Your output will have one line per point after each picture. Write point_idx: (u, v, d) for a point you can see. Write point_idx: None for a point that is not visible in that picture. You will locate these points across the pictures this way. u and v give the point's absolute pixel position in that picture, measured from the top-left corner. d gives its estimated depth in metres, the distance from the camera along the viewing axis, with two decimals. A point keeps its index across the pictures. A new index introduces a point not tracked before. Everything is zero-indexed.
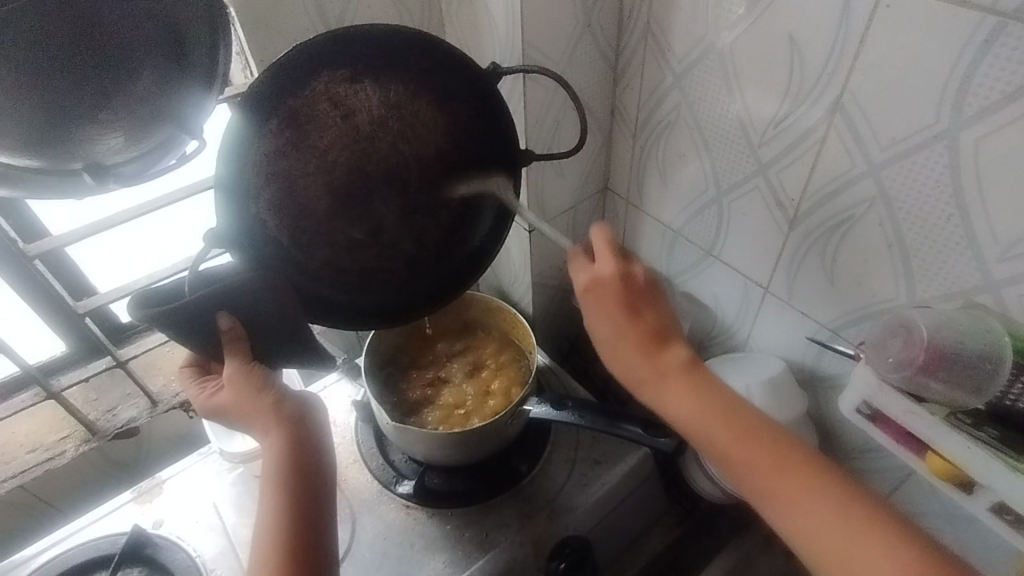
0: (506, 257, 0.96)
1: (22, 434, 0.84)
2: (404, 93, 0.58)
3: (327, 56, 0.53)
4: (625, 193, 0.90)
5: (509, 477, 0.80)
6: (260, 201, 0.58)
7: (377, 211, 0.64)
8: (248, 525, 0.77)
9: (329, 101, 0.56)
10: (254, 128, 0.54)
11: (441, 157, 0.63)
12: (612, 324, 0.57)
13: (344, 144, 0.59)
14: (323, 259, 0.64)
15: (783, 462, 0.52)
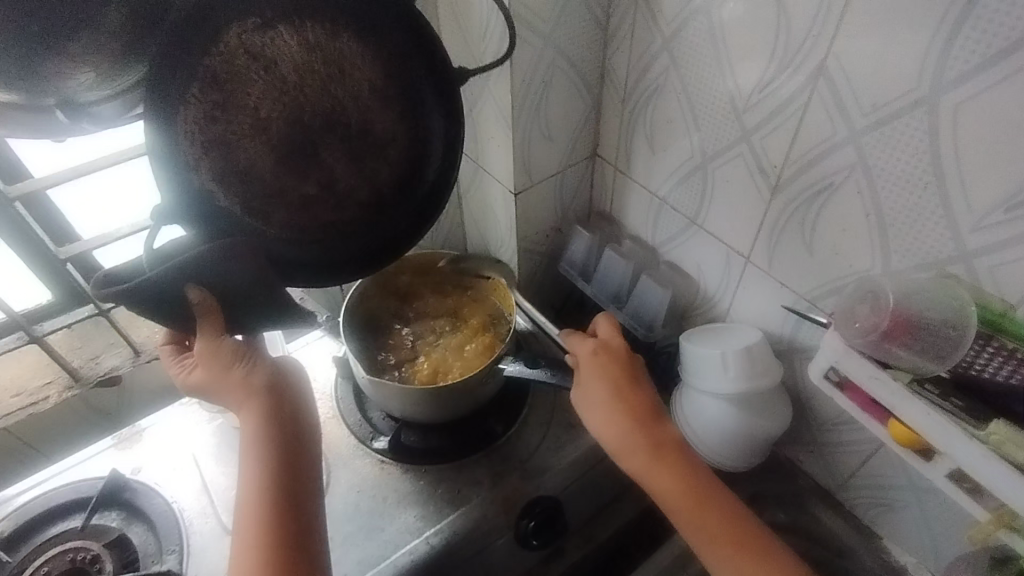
0: (493, 221, 0.96)
1: (7, 378, 0.85)
2: (322, 32, 0.59)
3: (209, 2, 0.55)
4: (613, 159, 0.89)
5: (484, 437, 0.81)
6: (202, 173, 0.64)
7: (326, 165, 0.66)
8: (226, 475, 0.79)
9: (243, 53, 0.58)
10: (175, 95, 0.58)
11: (379, 94, 0.63)
12: (597, 391, 0.66)
13: (273, 97, 0.61)
14: (280, 225, 0.68)
15: (715, 522, 0.59)
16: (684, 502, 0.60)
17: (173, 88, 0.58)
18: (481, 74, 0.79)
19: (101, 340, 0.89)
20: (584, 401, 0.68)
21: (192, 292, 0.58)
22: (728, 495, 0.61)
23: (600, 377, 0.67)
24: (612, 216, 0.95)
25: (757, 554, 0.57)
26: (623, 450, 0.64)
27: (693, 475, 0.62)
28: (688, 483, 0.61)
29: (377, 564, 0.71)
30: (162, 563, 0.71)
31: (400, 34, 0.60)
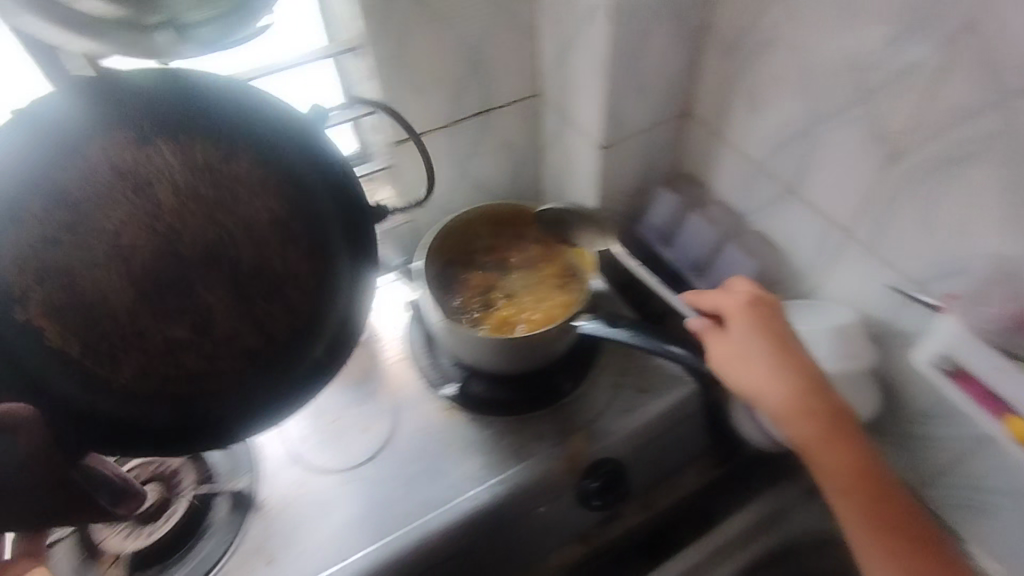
0: (574, 176, 0.93)
1: None
2: (213, 151, 0.54)
3: (174, 88, 0.52)
4: (707, 119, 0.84)
5: (552, 393, 0.80)
6: (73, 279, 0.52)
7: (200, 304, 0.56)
8: (298, 406, 0.81)
9: (172, 188, 0.54)
10: (28, 145, 0.50)
11: (277, 222, 0.58)
12: (755, 352, 0.65)
13: (140, 224, 0.54)
14: (127, 377, 0.56)
15: (863, 485, 0.60)
16: (839, 463, 0.61)
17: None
18: (578, 19, 0.75)
19: None
20: (729, 363, 0.66)
21: (34, 326, 0.52)
22: (880, 467, 0.62)
23: (758, 336, 0.65)
24: (699, 180, 0.91)
25: (907, 531, 0.59)
26: (782, 409, 0.63)
27: (851, 446, 0.62)
28: (857, 457, 0.61)
29: (439, 506, 0.72)
30: (234, 483, 0.73)
31: (267, 140, 0.55)
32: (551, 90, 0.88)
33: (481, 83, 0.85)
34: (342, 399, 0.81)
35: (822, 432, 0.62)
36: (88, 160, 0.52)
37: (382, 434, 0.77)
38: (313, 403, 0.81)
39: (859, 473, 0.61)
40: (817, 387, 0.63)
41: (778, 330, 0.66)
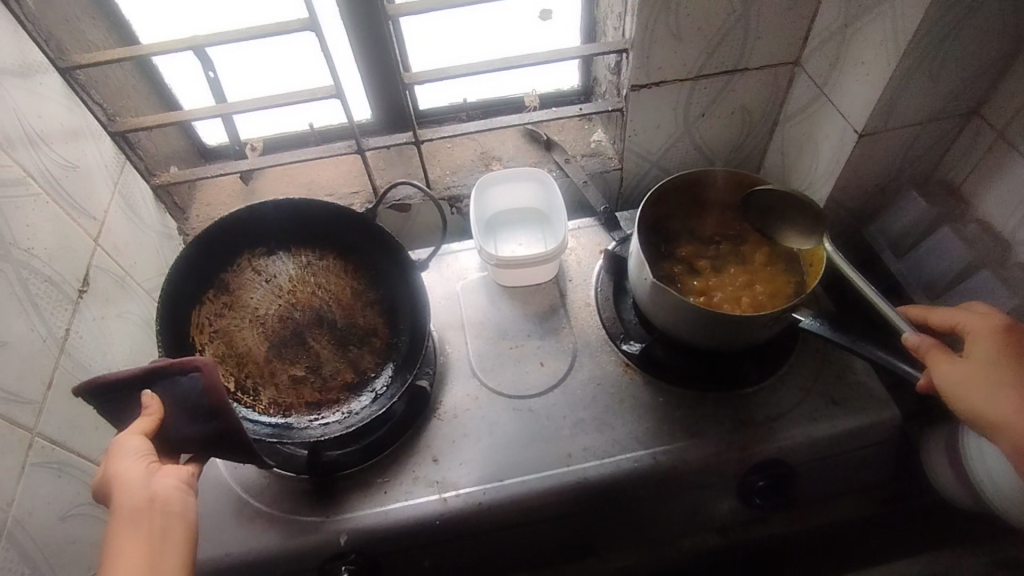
0: (812, 158, 0.85)
1: (327, 178, 0.97)
2: (312, 255, 0.76)
3: (301, 223, 0.75)
4: (1001, 124, 0.73)
5: (736, 380, 0.76)
6: (207, 343, 0.68)
7: (311, 352, 0.73)
8: (481, 325, 0.84)
9: (290, 284, 0.74)
10: (194, 266, 0.70)
11: (358, 295, 0.76)
12: (1005, 386, 0.53)
13: (271, 300, 0.73)
14: (269, 403, 0.70)
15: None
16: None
17: (196, 264, 0.70)
18: None
19: (401, 169, 0.97)
20: (976, 400, 0.54)
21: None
22: None
23: (1013, 371, 0.54)
24: (962, 191, 0.80)
25: None
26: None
27: None
28: None
29: (602, 457, 0.72)
30: (416, 379, 0.78)
31: (346, 252, 0.77)
32: (816, 59, 0.80)
33: (740, 39, 0.79)
34: (524, 329, 0.83)
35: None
36: (210, 272, 0.71)
37: (557, 372, 0.78)
38: (496, 326, 0.83)
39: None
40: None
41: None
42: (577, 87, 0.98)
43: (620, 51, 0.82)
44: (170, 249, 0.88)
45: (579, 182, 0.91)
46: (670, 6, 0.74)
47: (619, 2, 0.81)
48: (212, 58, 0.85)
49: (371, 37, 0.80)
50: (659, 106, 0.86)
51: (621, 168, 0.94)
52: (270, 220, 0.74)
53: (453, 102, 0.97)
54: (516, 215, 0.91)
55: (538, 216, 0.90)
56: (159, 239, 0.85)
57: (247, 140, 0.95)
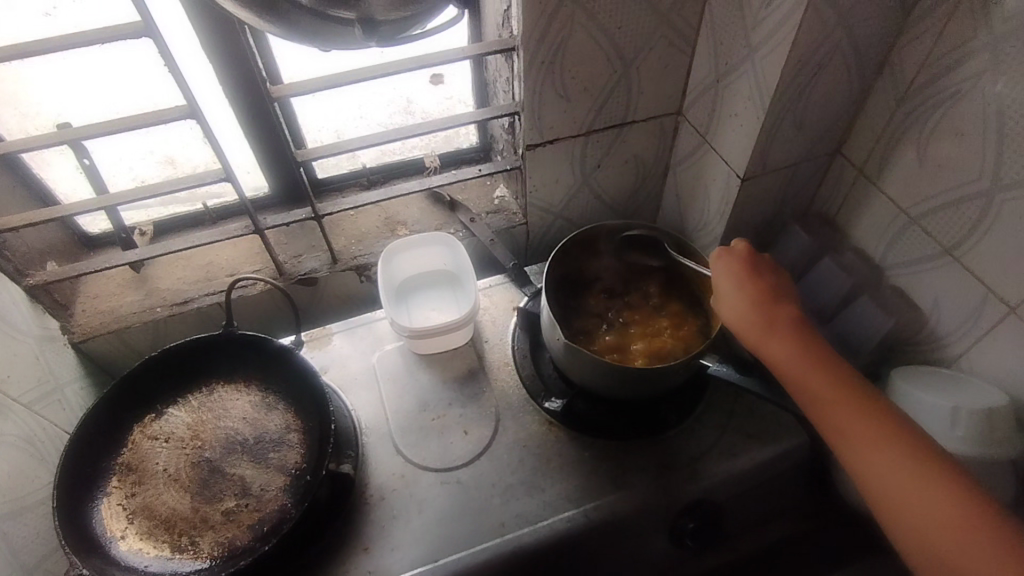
0: (702, 201, 0.90)
1: (225, 259, 0.92)
2: (200, 393, 0.78)
3: (173, 367, 0.79)
4: (861, 162, 0.80)
5: (657, 425, 0.78)
6: (127, 527, 0.67)
7: (235, 479, 0.71)
8: (401, 397, 0.82)
9: (189, 428, 0.75)
10: (84, 468, 0.70)
11: (257, 405, 0.77)
12: (728, 299, 0.64)
13: (176, 455, 0.73)
14: (212, 547, 0.66)
15: (873, 435, 0.52)
16: (844, 413, 0.54)
17: (88, 481, 0.69)
18: (748, 44, 0.71)
19: (305, 242, 0.94)
20: (725, 311, 0.65)
21: (135, 550, 0.66)
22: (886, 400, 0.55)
23: (739, 281, 0.64)
24: (837, 223, 0.86)
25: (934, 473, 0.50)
26: (773, 359, 0.60)
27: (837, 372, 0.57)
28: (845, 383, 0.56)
29: (534, 522, 0.71)
30: (339, 463, 0.74)
31: (230, 369, 0.80)
32: (695, 110, 0.85)
33: (623, 96, 0.83)
34: (444, 397, 0.82)
35: (808, 378, 0.57)
36: (103, 465, 0.71)
37: (482, 439, 0.78)
38: (417, 396, 0.82)
39: (870, 421, 0.53)
40: (806, 330, 0.60)
41: (763, 279, 0.64)
42: (476, 144, 0.99)
43: (512, 114, 0.84)
44: (53, 353, 0.80)
45: (486, 241, 0.91)
46: (554, 72, 0.77)
47: (506, 67, 0.83)
48: (87, 149, 0.81)
49: (256, 116, 0.79)
50: (556, 163, 0.88)
51: (526, 222, 0.95)
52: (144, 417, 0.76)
53: (352, 169, 0.96)
54: (425, 280, 0.90)
55: (450, 279, 0.90)
56: (39, 345, 0.78)
57: (133, 226, 0.89)
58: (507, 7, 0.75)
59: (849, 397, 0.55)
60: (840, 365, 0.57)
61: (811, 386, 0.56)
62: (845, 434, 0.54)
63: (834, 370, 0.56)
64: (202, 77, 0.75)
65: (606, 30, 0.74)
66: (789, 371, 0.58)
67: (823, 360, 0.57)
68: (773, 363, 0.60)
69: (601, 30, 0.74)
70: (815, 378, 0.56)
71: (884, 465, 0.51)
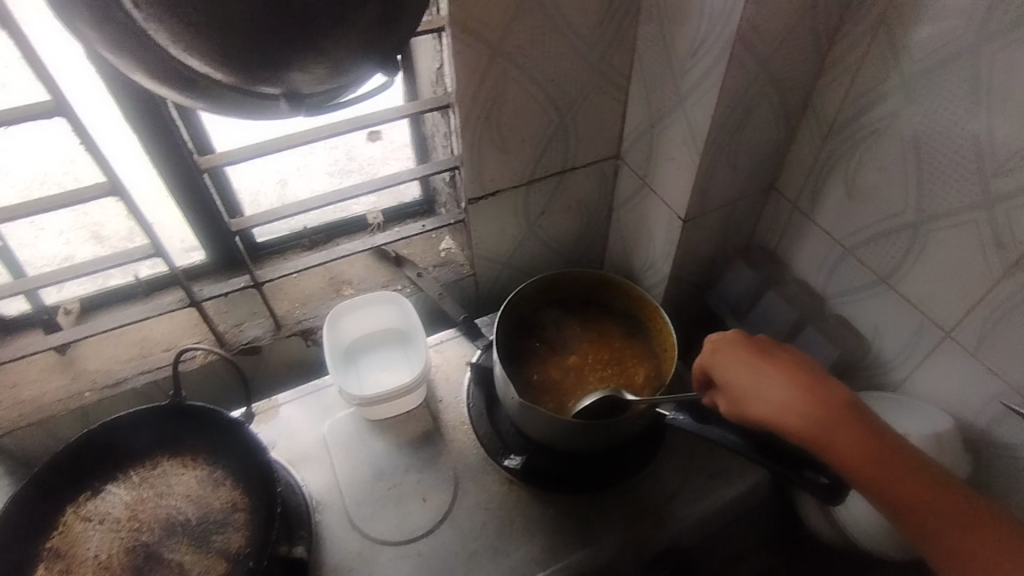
0: (647, 242, 0.91)
1: (161, 333, 0.88)
2: (143, 467, 0.73)
3: (116, 439, 0.73)
4: (795, 197, 0.82)
5: (620, 474, 0.76)
6: None
7: (173, 565, 0.66)
8: (355, 467, 0.78)
9: (128, 508, 0.70)
10: (10, 557, 0.64)
11: (203, 481, 0.72)
12: (771, 391, 0.57)
13: (111, 537, 0.68)
14: None
15: (983, 526, 0.50)
16: (937, 504, 0.51)
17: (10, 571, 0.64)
18: (678, 92, 0.73)
19: (246, 308, 0.91)
20: (754, 397, 0.58)
21: None
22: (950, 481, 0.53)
23: (759, 361, 0.59)
24: (778, 255, 0.88)
25: None
26: (837, 451, 0.54)
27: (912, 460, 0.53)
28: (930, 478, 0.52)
29: None
30: (291, 547, 0.68)
31: (175, 441, 0.75)
32: (633, 154, 0.86)
33: (561, 145, 0.84)
34: (400, 463, 0.78)
35: (895, 469, 0.52)
36: (26, 550, 0.66)
37: (442, 505, 0.75)
38: (371, 465, 0.78)
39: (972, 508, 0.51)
40: (864, 416, 0.55)
41: (783, 356, 0.60)
42: (419, 197, 0.98)
43: (452, 169, 0.83)
44: None
45: (435, 295, 0.90)
46: (490, 126, 0.77)
47: (443, 124, 0.82)
48: (2, 231, 0.77)
49: (186, 188, 0.76)
50: (499, 214, 0.88)
51: (474, 274, 0.94)
52: (80, 497, 0.70)
53: (292, 230, 0.94)
54: (371, 338, 0.88)
55: (398, 337, 0.88)
56: None
57: (57, 305, 0.84)
58: (440, 64, 0.75)
59: (941, 487, 0.52)
60: (903, 446, 0.54)
61: (900, 480, 0.52)
62: (954, 535, 0.50)
63: (897, 449, 0.53)
64: (123, 150, 0.72)
65: (540, 83, 0.75)
66: (860, 464, 0.53)
67: (883, 439, 0.53)
68: (838, 461, 0.54)
69: (535, 84, 0.75)
70: (903, 470, 0.52)
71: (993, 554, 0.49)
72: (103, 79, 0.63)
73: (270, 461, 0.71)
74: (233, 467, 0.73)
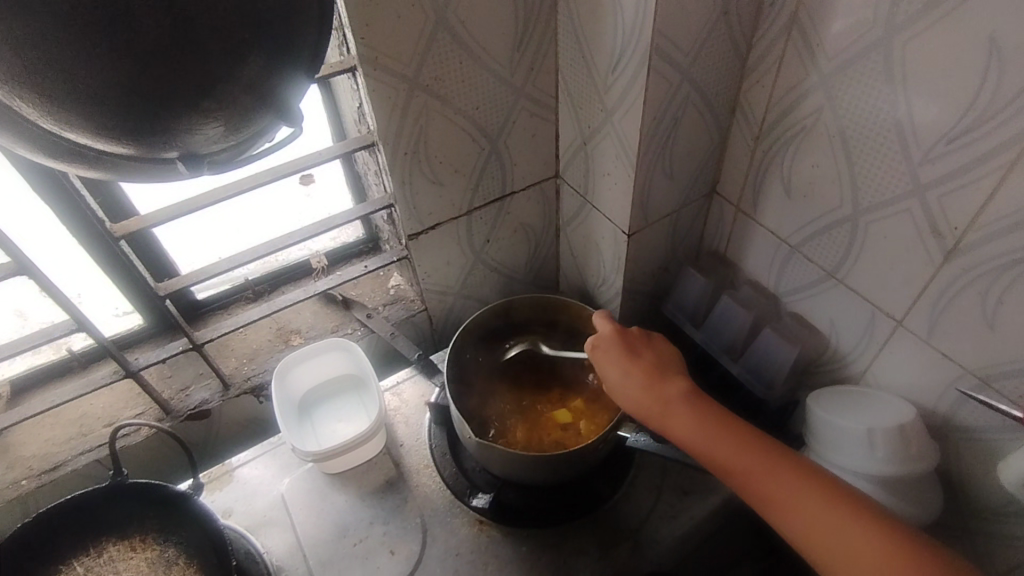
0: (597, 258, 0.90)
1: (102, 407, 0.84)
2: (88, 556, 0.69)
3: (57, 527, 0.69)
4: (736, 199, 0.81)
5: (591, 501, 0.75)
6: None
7: None
8: (317, 526, 0.75)
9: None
10: None
11: (154, 563, 0.68)
12: (623, 377, 0.61)
13: None
14: None
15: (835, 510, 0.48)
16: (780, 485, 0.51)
17: None
18: (604, 107, 0.72)
19: (191, 371, 0.87)
20: (615, 393, 0.61)
21: None
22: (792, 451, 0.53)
23: (621, 358, 0.62)
24: (728, 258, 0.87)
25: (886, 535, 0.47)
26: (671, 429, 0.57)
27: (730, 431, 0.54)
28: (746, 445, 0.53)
29: None
30: None
31: (121, 522, 0.71)
32: (571, 172, 0.85)
33: (497, 171, 0.82)
34: (364, 517, 0.75)
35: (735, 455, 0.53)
36: None
37: (410, 557, 0.72)
38: (334, 522, 0.75)
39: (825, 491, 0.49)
40: (697, 395, 0.57)
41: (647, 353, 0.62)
42: (362, 236, 0.95)
43: (388, 206, 0.81)
44: None
45: (387, 335, 0.87)
46: (420, 160, 0.75)
47: (373, 162, 0.80)
48: None
49: (105, 256, 0.73)
50: (443, 246, 0.86)
51: (426, 309, 0.92)
52: None
53: (233, 284, 0.91)
54: (325, 391, 0.85)
55: (353, 383, 0.85)
56: None
57: None
58: (360, 103, 0.73)
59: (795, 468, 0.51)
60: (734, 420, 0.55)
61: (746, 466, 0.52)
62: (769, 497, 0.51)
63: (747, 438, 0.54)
64: (35, 224, 0.69)
65: (465, 112, 0.73)
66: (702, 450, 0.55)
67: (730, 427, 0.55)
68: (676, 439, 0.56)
69: (459, 113, 0.73)
70: (748, 456, 0.52)
71: (838, 539, 0.47)
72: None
73: (224, 534, 0.67)
74: (185, 543, 0.69)
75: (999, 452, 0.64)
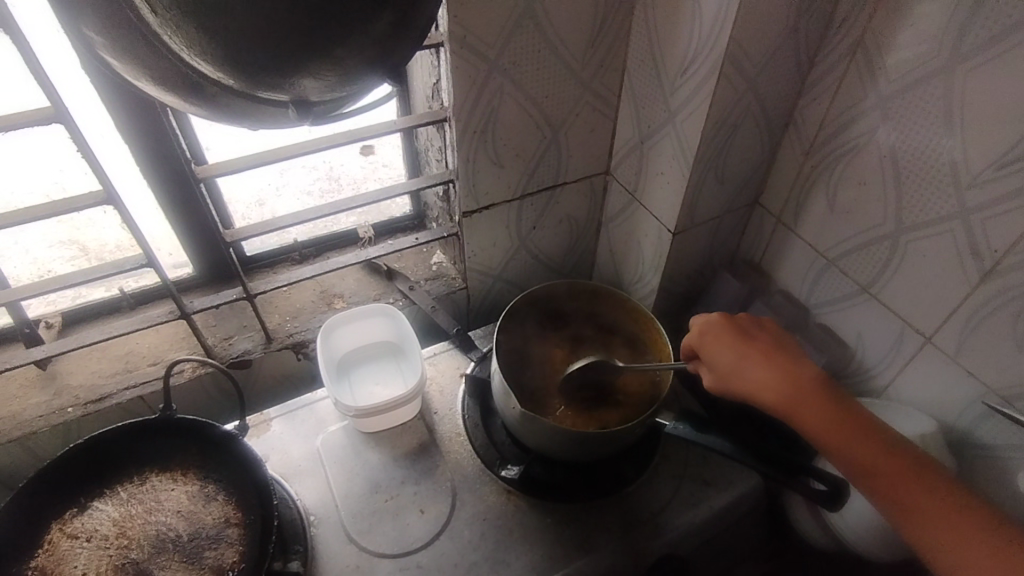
0: (636, 255, 0.93)
1: (148, 347, 0.86)
2: (131, 483, 0.71)
3: (106, 453, 0.72)
4: (778, 210, 0.85)
5: (615, 482, 0.77)
6: None
7: None
8: (350, 479, 0.77)
9: (116, 525, 0.68)
10: None
11: (194, 496, 0.70)
12: (734, 359, 0.63)
13: (98, 556, 0.65)
14: None
15: (932, 492, 0.53)
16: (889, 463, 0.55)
17: None
18: (667, 108, 0.76)
19: (235, 322, 0.90)
20: (724, 375, 0.64)
21: None
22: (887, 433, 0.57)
23: (741, 353, 0.63)
24: (763, 267, 0.91)
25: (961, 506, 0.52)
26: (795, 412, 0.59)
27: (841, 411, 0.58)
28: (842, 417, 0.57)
29: None
30: (287, 562, 0.68)
31: (166, 455, 0.73)
32: (622, 169, 0.89)
33: (553, 160, 0.86)
34: (396, 475, 0.78)
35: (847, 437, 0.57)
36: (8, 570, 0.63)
37: (440, 517, 0.74)
38: (366, 477, 0.78)
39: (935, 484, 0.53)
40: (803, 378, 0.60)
41: (761, 339, 0.64)
42: (409, 211, 0.99)
43: (446, 182, 0.84)
44: None
45: (428, 308, 0.90)
46: (485, 140, 0.78)
47: (437, 138, 0.84)
48: None
49: (181, 198, 0.77)
50: (493, 227, 0.89)
51: (466, 287, 0.95)
52: (66, 514, 0.68)
53: (283, 243, 0.94)
54: (367, 353, 0.88)
55: (392, 349, 0.88)
56: None
57: (38, 318, 0.82)
58: (436, 79, 0.77)
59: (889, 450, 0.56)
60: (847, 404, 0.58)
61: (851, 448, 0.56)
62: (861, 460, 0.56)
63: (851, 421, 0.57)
64: (118, 159, 0.72)
65: (533, 99, 0.77)
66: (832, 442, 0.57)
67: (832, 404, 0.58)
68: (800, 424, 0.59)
69: (529, 99, 0.77)
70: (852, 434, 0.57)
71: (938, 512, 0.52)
72: (103, 88, 0.64)
73: (266, 472, 0.70)
74: (225, 482, 0.72)
75: (1014, 469, 0.67)
